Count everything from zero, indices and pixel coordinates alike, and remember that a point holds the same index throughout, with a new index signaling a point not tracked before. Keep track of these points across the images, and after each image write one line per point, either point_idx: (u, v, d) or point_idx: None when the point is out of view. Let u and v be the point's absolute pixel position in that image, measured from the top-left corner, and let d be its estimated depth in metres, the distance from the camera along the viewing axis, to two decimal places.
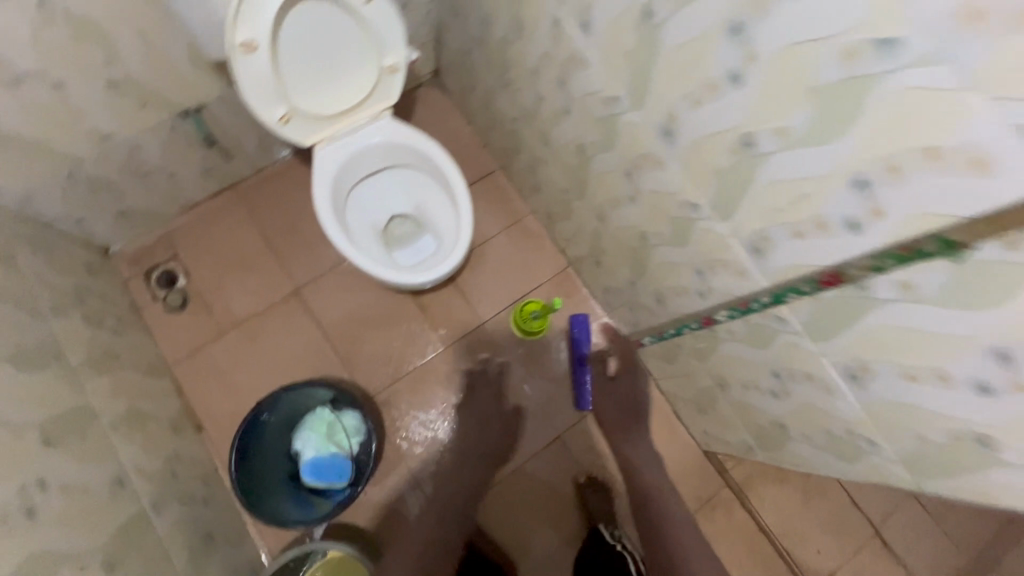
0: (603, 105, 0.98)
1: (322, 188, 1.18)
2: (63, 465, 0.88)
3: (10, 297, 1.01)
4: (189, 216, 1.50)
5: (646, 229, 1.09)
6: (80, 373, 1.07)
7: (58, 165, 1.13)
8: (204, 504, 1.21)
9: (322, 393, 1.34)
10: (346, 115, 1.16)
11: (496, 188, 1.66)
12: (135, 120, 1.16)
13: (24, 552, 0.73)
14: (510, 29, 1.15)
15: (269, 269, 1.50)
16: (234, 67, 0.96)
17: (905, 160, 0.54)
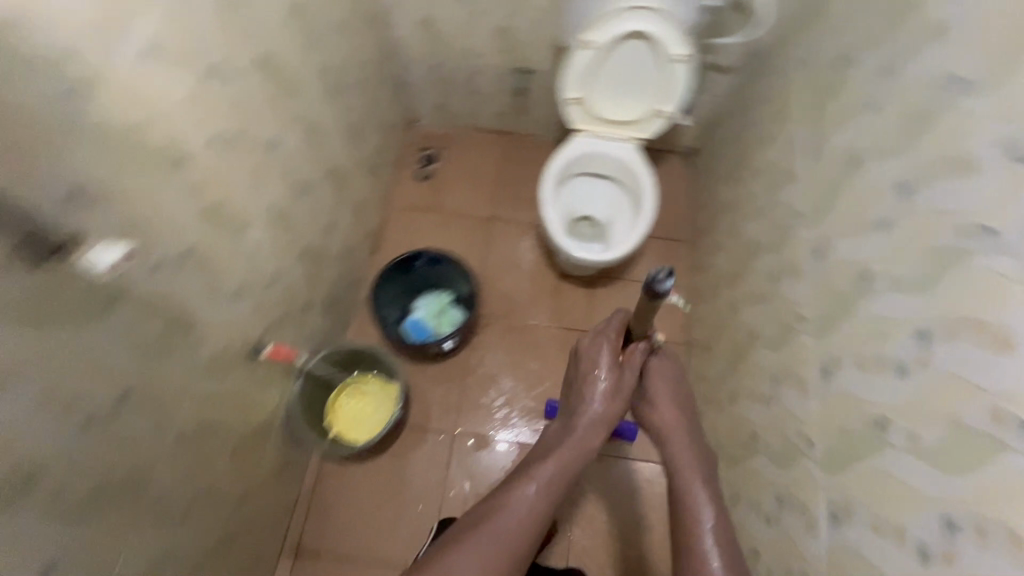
0: (789, 217, 1.17)
1: (562, 156, 1.57)
2: (324, 191, 1.38)
3: (367, 101, 1.59)
4: (468, 132, 2.04)
5: (759, 328, 1.23)
6: (360, 163, 1.61)
7: (438, 56, 1.73)
8: (348, 287, 1.66)
9: (462, 288, 1.70)
10: (609, 126, 1.55)
11: (671, 252, 1.89)
12: (493, 56, 1.70)
13: (289, 206, 1.21)
14: (762, 137, 1.40)
15: (486, 194, 1.96)
16: (569, 54, 1.41)
17: (959, 324, 0.66)
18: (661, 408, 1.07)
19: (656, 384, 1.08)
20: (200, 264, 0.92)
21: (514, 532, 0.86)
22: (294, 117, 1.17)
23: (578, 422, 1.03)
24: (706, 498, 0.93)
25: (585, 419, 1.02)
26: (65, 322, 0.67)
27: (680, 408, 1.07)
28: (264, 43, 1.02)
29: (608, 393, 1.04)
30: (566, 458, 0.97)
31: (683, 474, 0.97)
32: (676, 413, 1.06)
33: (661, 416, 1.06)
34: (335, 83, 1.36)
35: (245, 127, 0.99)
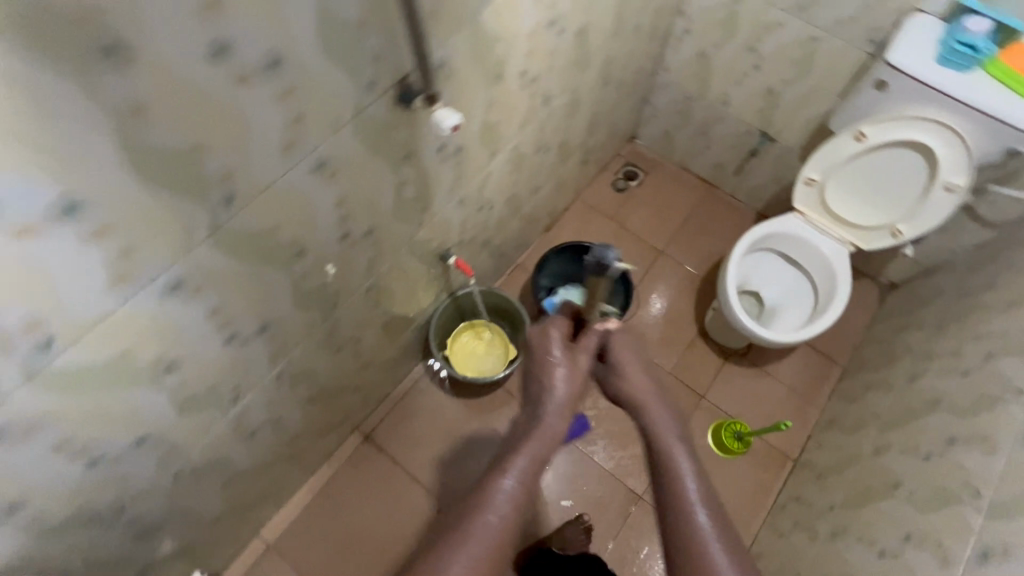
0: (1002, 390, 1.07)
1: (769, 225, 1.56)
2: (550, 158, 1.51)
3: (616, 102, 1.70)
4: (677, 169, 2.09)
5: (907, 482, 1.13)
6: (581, 150, 1.72)
7: (694, 91, 1.79)
8: (516, 246, 1.78)
9: (616, 304, 1.72)
10: (831, 221, 1.52)
11: (822, 370, 1.78)
12: (747, 111, 1.73)
13: (526, 155, 1.34)
14: (998, 303, 1.29)
15: (667, 230, 1.99)
16: (833, 138, 1.41)
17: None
18: (631, 383, 0.82)
19: (624, 360, 0.83)
20: (459, 163, 1.06)
21: (492, 541, 0.68)
22: (572, 85, 1.30)
23: (539, 414, 0.77)
24: (690, 468, 0.75)
25: (552, 404, 0.77)
26: (380, 154, 0.82)
27: (650, 375, 0.83)
28: (590, 18, 1.15)
29: (568, 379, 0.78)
30: (534, 447, 0.74)
31: (673, 444, 0.77)
32: (646, 390, 0.81)
33: (632, 395, 0.81)
34: (609, 73, 1.47)
35: (544, 75, 1.12)
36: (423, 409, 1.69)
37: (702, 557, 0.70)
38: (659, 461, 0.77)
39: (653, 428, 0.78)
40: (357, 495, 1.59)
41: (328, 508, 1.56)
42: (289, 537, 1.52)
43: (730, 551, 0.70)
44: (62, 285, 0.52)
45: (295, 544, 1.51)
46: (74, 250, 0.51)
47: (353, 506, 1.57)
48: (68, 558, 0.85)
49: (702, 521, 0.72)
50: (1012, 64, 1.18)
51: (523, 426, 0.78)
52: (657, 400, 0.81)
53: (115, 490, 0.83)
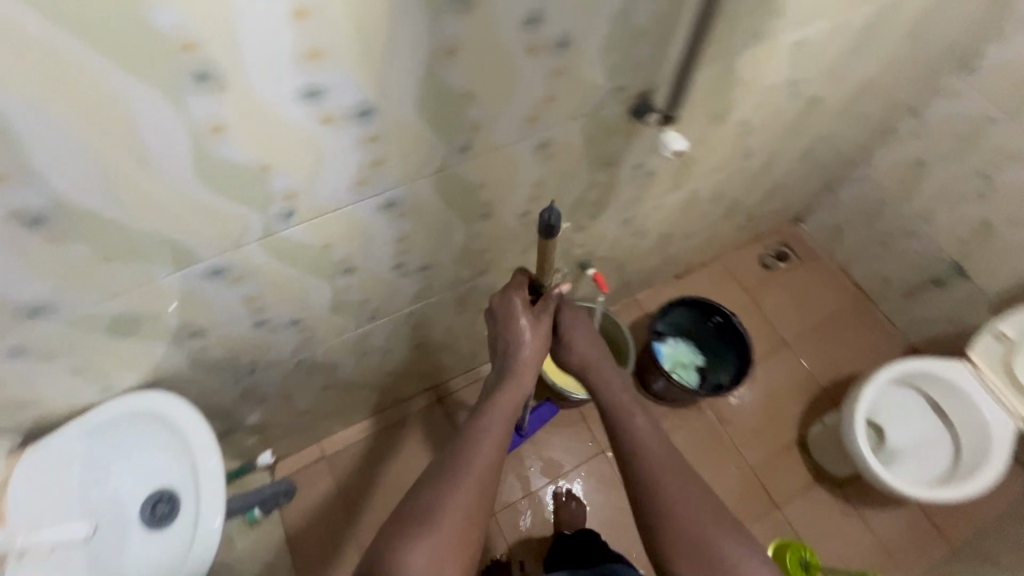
0: None
1: (933, 365, 1.40)
2: (718, 211, 1.47)
3: (804, 179, 1.61)
4: (835, 268, 1.93)
5: None
6: (747, 214, 1.65)
7: (892, 196, 1.65)
8: (643, 280, 1.75)
9: (726, 380, 1.63)
10: (1011, 388, 1.33)
11: (928, 543, 1.56)
12: (947, 237, 1.57)
13: (700, 200, 1.32)
14: None
15: (801, 326, 1.85)
16: None
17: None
18: (580, 344, 0.86)
19: (578, 329, 0.87)
20: (643, 186, 1.07)
21: (471, 495, 0.69)
22: (775, 149, 1.25)
23: (506, 378, 0.79)
24: (644, 423, 0.80)
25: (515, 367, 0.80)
26: (591, 153, 0.85)
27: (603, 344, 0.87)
28: (827, 93, 1.11)
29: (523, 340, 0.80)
30: (499, 405, 0.77)
31: (628, 410, 0.82)
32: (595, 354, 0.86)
33: (584, 356, 0.86)
34: (813, 150, 1.40)
35: (758, 131, 1.10)
36: None
37: (658, 485, 0.75)
38: (612, 416, 0.82)
39: (605, 384, 0.84)
40: (411, 450, 1.59)
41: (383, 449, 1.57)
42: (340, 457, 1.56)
43: (682, 475, 0.75)
44: (326, 171, 0.60)
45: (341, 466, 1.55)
46: (349, 147, 0.58)
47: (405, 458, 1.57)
48: (196, 393, 0.97)
49: (654, 451, 0.77)
50: None
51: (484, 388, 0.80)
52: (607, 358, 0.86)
53: (255, 354, 0.93)
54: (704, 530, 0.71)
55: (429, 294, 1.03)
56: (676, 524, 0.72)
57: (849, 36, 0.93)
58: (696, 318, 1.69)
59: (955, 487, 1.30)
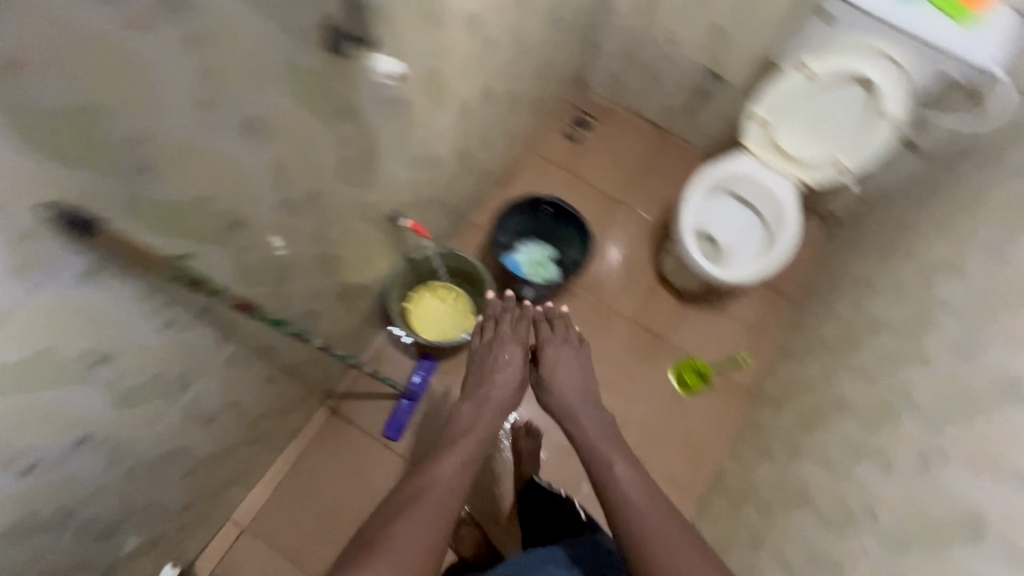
0: (940, 311, 1.13)
1: (725, 167, 1.58)
2: (500, 107, 1.44)
3: (564, 42, 1.63)
4: (629, 112, 2.05)
5: (855, 402, 1.21)
6: (531, 97, 1.66)
7: (641, 30, 1.75)
8: (470, 203, 1.73)
9: (576, 257, 1.71)
10: (782, 159, 1.54)
11: (775, 306, 1.85)
12: (695, 49, 1.71)
13: (473, 103, 1.27)
14: (930, 227, 1.37)
15: (622, 176, 1.98)
16: (777, 78, 1.45)
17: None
18: (561, 379, 1.05)
19: (554, 362, 1.07)
20: (404, 118, 1.00)
21: (430, 513, 0.79)
22: (516, 29, 1.23)
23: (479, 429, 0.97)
24: (619, 458, 0.91)
25: (507, 378, 1.05)
26: (316, 111, 0.76)
27: (581, 388, 1.05)
28: None
29: (514, 367, 1.06)
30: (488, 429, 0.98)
31: (603, 448, 0.94)
32: (575, 383, 1.05)
33: (564, 387, 1.04)
34: (555, 14, 1.40)
35: (486, 17, 1.06)
36: (393, 375, 1.65)
37: (639, 513, 0.82)
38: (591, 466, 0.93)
39: (575, 413, 1.01)
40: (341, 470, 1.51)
41: (315, 472, 1.56)
42: (271, 505, 1.52)
43: (665, 509, 0.83)
44: None
45: (280, 510, 1.52)
46: None
47: (338, 465, 1.57)
48: None
49: (635, 490, 0.86)
50: None
51: (479, 404, 1.01)
52: (585, 391, 1.04)
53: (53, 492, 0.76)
54: (682, 552, 0.78)
55: (239, 329, 0.91)
56: (655, 551, 0.78)
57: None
58: (527, 218, 1.73)
59: (773, 255, 1.54)
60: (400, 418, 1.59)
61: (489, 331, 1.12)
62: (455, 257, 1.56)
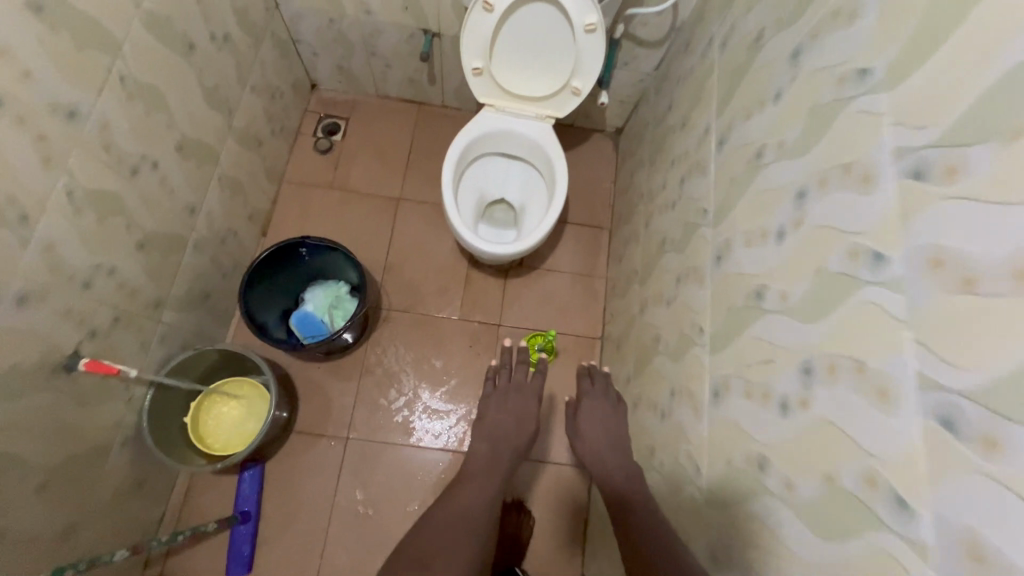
0: (696, 213, 1.06)
1: (467, 133, 1.42)
2: (176, 168, 1.17)
3: (238, 57, 1.35)
4: (376, 100, 1.87)
5: (663, 333, 1.13)
6: (232, 133, 1.39)
7: (328, 11, 1.52)
8: (221, 274, 1.46)
9: (354, 276, 1.51)
10: (520, 100, 1.40)
11: (594, 241, 1.79)
12: (395, 14, 1.51)
13: (112, 186, 0.99)
14: (678, 122, 1.29)
15: (395, 171, 1.81)
16: (467, 20, 1.27)
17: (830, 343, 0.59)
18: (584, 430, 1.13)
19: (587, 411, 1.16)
20: None
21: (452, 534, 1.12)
22: (113, 76, 0.95)
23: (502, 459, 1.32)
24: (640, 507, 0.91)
25: (511, 425, 1.40)
26: None
27: (617, 455, 1.07)
28: None
29: (522, 411, 1.41)
30: (500, 455, 1.33)
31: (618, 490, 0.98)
32: (600, 437, 1.10)
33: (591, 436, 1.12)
34: (189, 35, 1.13)
35: (14, 88, 0.76)
36: (215, 502, 1.39)
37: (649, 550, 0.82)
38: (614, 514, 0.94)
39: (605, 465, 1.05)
40: None
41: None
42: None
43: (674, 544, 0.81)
44: None
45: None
46: None
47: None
48: None
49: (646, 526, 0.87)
50: None
51: (489, 441, 1.34)
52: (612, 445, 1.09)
53: None
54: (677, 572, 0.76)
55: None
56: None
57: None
58: (281, 269, 1.47)
59: (553, 203, 1.43)
60: (242, 547, 1.35)
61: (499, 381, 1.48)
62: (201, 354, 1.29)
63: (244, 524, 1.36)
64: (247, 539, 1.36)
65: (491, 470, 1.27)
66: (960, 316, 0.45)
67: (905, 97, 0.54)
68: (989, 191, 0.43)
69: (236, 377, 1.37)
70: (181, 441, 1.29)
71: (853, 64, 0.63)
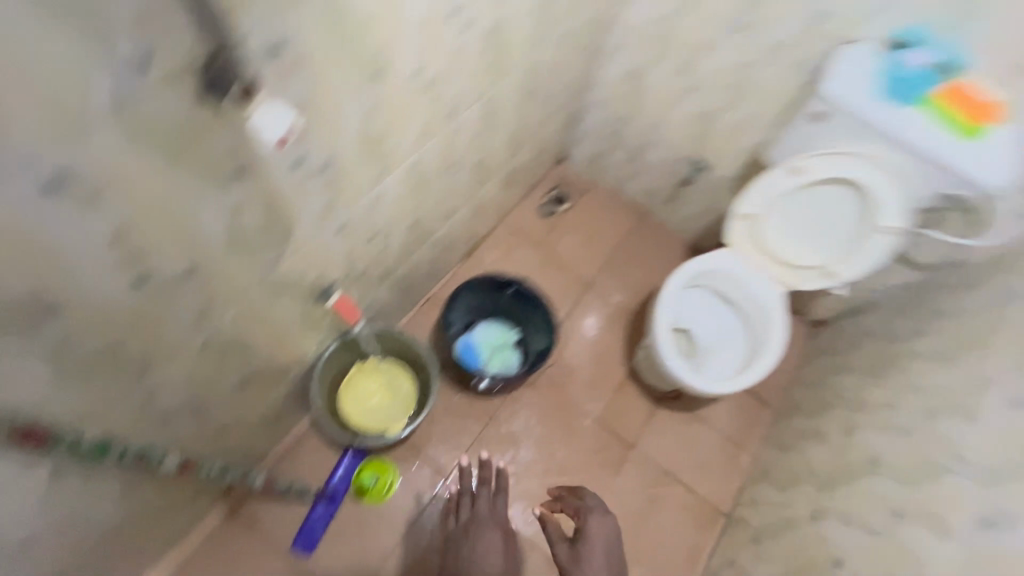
0: (949, 458, 0.96)
1: (722, 261, 1.42)
2: (462, 177, 1.30)
3: (541, 119, 1.53)
4: (609, 191, 1.98)
5: (850, 563, 1.00)
6: (502, 170, 1.53)
7: (622, 112, 1.67)
8: (426, 274, 1.54)
9: (537, 342, 1.56)
10: (766, 258, 1.40)
11: (756, 415, 1.68)
12: (678, 140, 1.63)
13: (427, 173, 1.11)
14: (930, 355, 1.22)
15: (598, 259, 1.87)
16: (760, 178, 1.29)
17: None
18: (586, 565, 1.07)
19: (595, 528, 1.15)
20: (331, 184, 0.83)
21: None
22: (487, 93, 1.10)
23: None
24: None
25: (491, 551, 1.15)
26: (185, 167, 0.58)
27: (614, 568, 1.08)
28: (505, 14, 0.95)
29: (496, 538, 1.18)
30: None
31: None
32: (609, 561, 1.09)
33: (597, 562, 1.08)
34: (532, 87, 1.30)
35: (444, 78, 0.91)
36: (312, 471, 1.39)
37: None
38: None
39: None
40: None
41: None
42: None
43: None
44: None
45: None
46: None
47: None
48: None
49: None
50: (954, 101, 1.03)
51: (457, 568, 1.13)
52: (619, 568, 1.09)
53: None
54: None
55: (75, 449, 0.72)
56: None
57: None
58: (492, 294, 1.57)
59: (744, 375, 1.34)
60: (316, 527, 1.32)
61: (462, 512, 1.24)
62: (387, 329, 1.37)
63: (329, 502, 1.33)
64: (324, 516, 1.33)
65: None
66: None
67: None
68: None
69: (399, 362, 1.43)
70: (330, 394, 1.36)
71: None
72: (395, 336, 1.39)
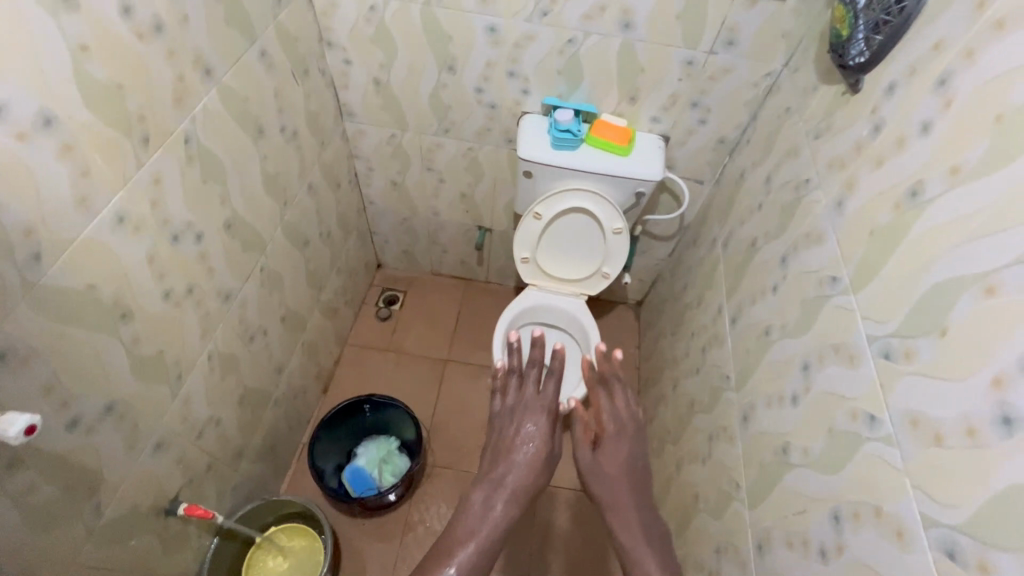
0: (720, 379, 1.24)
1: (525, 300, 1.66)
2: (275, 335, 1.40)
3: (332, 250, 1.69)
4: (431, 276, 2.19)
5: (701, 492, 1.21)
6: (317, 306, 1.66)
7: (403, 213, 1.90)
8: (288, 427, 1.60)
9: (410, 433, 1.66)
10: (557, 280, 1.66)
11: None
12: (456, 218, 1.89)
13: (230, 353, 1.19)
14: (694, 302, 1.54)
15: (445, 336, 2.05)
16: (518, 229, 1.55)
17: (795, 487, 0.84)
18: (605, 465, 1.06)
19: (610, 445, 1.09)
20: (123, 419, 0.89)
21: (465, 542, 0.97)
22: (257, 266, 1.24)
23: (499, 458, 1.09)
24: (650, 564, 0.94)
25: (514, 442, 1.10)
26: None
27: (627, 466, 1.06)
28: (234, 207, 1.10)
29: (531, 425, 1.12)
30: (505, 470, 1.07)
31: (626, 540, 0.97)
32: (626, 463, 1.06)
33: (615, 463, 1.06)
34: (304, 235, 1.46)
35: (200, 281, 1.03)
36: None
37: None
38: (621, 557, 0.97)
39: (616, 471, 1.05)
40: None
41: None
42: None
43: None
44: None
45: None
46: None
47: None
48: None
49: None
50: (600, 134, 1.37)
51: (489, 461, 1.10)
52: (637, 462, 1.07)
53: None
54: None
55: None
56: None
57: (177, 162, 0.90)
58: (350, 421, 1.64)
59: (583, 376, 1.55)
60: None
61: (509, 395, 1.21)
62: (266, 501, 1.38)
63: None
64: None
65: (494, 488, 1.04)
66: (935, 464, 0.59)
67: (875, 296, 0.74)
68: (936, 370, 0.61)
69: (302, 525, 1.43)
70: None
71: (826, 271, 0.87)
72: (276, 502, 1.41)
